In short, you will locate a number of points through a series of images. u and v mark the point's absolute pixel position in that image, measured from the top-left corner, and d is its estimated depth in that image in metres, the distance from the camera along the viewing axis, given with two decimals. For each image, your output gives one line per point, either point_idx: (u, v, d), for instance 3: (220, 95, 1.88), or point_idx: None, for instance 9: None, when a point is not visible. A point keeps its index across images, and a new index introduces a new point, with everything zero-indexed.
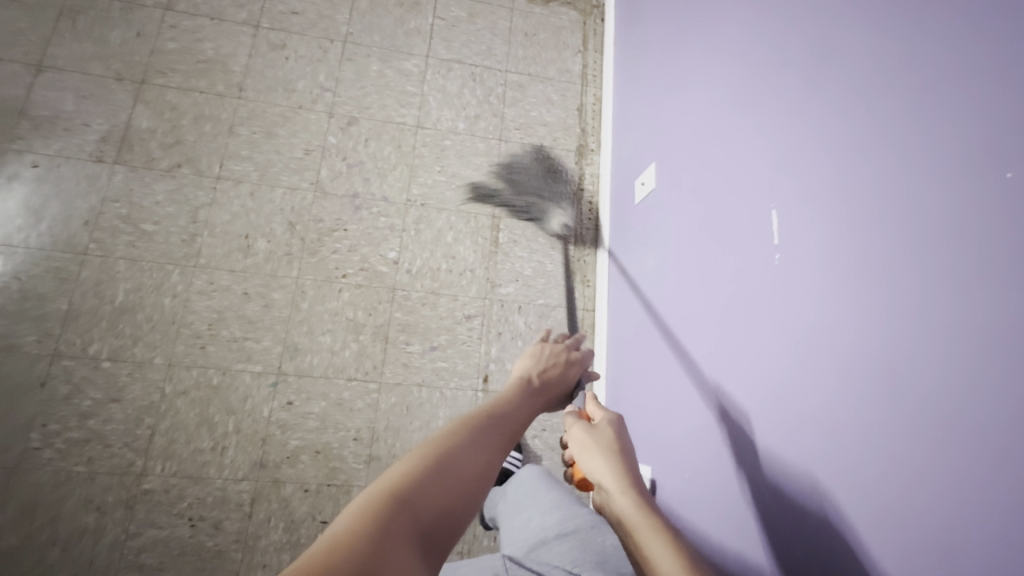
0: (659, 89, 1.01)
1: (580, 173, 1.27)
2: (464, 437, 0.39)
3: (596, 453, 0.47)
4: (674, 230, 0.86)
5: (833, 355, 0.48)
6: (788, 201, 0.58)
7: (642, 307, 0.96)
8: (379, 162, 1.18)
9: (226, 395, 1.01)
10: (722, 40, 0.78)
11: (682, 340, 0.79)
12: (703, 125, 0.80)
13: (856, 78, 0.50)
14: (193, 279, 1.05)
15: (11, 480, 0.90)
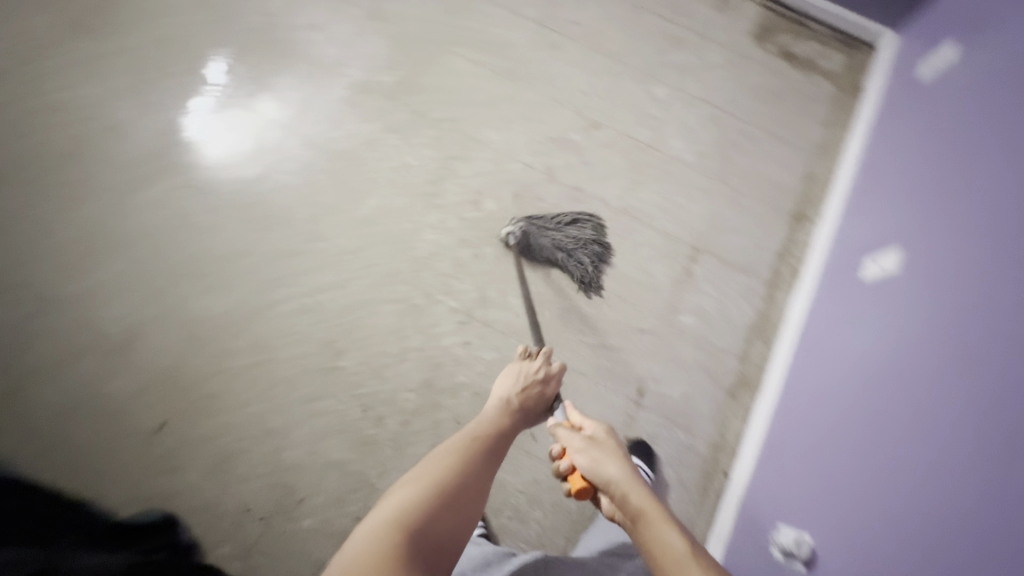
0: (873, 203, 1.11)
1: (792, 234, 1.26)
2: (445, 478, 0.70)
3: (594, 465, 0.70)
4: (801, 353, 1.09)
5: (867, 501, 0.77)
6: (875, 391, 0.86)
7: (813, 382, 1.01)
8: (606, 167, 1.28)
9: (421, 316, 1.14)
10: (880, 242, 1.02)
11: (778, 437, 1.03)
12: (844, 294, 1.05)
13: (936, 345, 0.78)
14: (428, 213, 1.21)
15: (256, 318, 1.12)
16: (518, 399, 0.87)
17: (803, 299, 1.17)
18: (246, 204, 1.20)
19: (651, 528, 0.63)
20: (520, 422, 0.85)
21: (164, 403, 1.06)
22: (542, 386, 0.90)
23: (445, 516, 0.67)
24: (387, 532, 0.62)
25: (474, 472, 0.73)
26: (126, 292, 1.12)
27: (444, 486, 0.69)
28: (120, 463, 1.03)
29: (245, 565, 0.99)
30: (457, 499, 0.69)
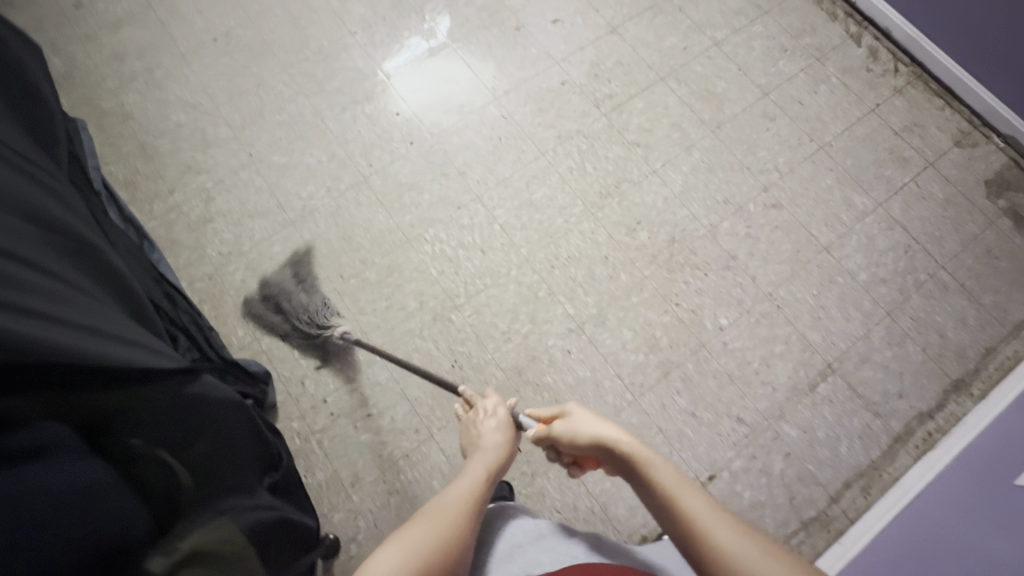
0: None
1: (941, 401, 1.13)
2: (418, 540, 0.60)
3: (573, 429, 0.72)
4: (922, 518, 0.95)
5: None
6: None
7: (900, 558, 0.91)
8: (771, 249, 1.24)
9: (537, 308, 1.18)
10: None
11: None
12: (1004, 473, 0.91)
13: None
14: (584, 221, 1.25)
15: (401, 245, 1.23)
16: (486, 439, 0.82)
17: (925, 471, 1.04)
18: (436, 148, 1.31)
19: (648, 474, 0.61)
20: (491, 460, 0.78)
21: (302, 281, 1.20)
22: (495, 418, 0.87)
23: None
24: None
25: (453, 529, 0.63)
26: (314, 179, 1.28)
27: (420, 559, 0.58)
28: (250, 313, 1.17)
29: (301, 446, 1.08)
30: (436, 568, 0.58)
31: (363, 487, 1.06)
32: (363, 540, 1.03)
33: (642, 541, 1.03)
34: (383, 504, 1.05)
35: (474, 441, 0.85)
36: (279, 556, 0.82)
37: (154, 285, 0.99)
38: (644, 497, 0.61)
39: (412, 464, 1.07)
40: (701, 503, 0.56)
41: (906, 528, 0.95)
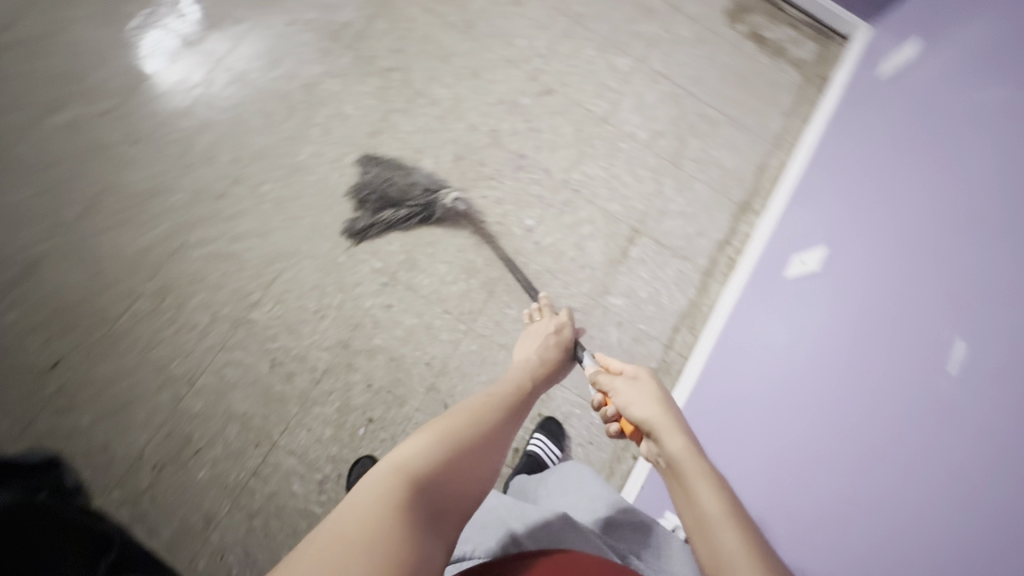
0: (810, 198, 1.10)
1: (733, 226, 1.23)
2: (458, 425, 0.61)
3: (630, 400, 0.69)
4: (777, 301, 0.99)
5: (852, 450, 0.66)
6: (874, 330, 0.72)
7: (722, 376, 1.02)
8: (554, 136, 1.23)
9: (344, 273, 1.10)
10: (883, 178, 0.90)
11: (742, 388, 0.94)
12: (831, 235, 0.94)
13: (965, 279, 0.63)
14: (362, 168, 1.15)
15: (166, 260, 1.07)
16: (538, 354, 0.87)
17: (733, 291, 1.16)
18: (168, 138, 1.12)
19: (687, 487, 0.56)
20: (537, 373, 0.82)
21: (62, 341, 1.02)
22: (558, 337, 0.92)
23: (464, 468, 0.57)
24: (389, 480, 0.52)
25: (493, 425, 0.64)
26: (28, 221, 1.05)
27: (461, 437, 0.60)
28: (10, 399, 0.98)
29: (133, 512, 0.96)
30: (474, 450, 0.59)
31: (220, 523, 0.98)
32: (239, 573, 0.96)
33: (515, 452, 1.07)
34: (248, 531, 0.98)
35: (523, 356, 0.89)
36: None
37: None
38: (682, 508, 0.56)
39: (266, 479, 1.00)
40: (738, 541, 0.50)
41: (727, 345, 1.07)
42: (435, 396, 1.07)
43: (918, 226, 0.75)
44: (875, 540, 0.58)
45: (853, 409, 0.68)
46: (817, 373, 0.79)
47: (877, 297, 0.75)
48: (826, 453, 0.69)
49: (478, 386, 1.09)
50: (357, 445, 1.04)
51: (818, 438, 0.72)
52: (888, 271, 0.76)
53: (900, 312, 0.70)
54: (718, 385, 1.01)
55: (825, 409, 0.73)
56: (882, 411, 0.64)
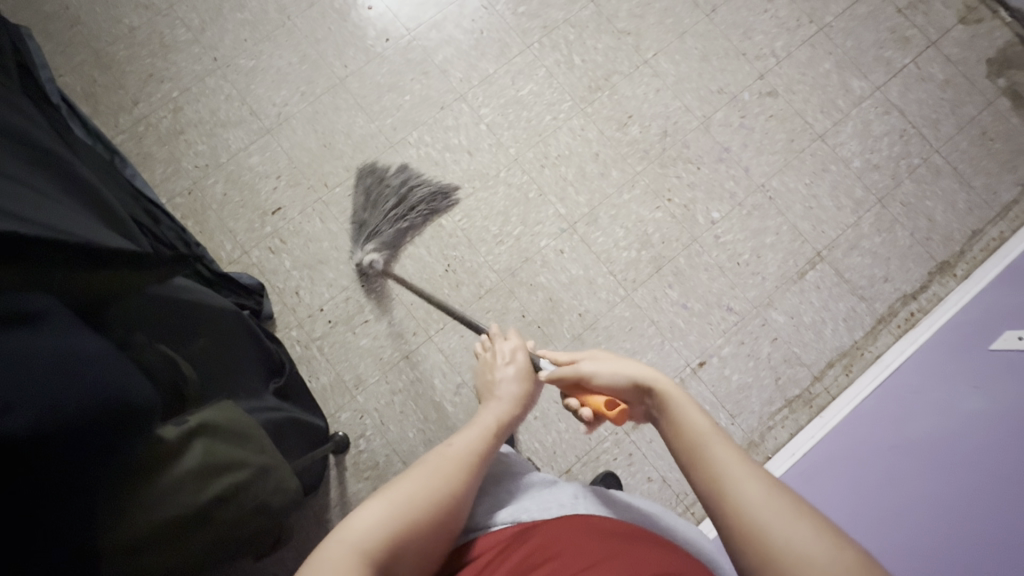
0: None
1: (924, 283, 1.16)
2: (416, 491, 0.55)
3: (602, 368, 0.66)
4: (912, 372, 1.04)
5: (914, 535, 0.80)
6: (959, 443, 0.82)
7: (859, 415, 1.04)
8: (765, 140, 1.21)
9: (530, 209, 1.16)
10: None
11: (837, 437, 1.03)
12: (966, 339, 1.00)
13: None
14: (574, 117, 1.20)
15: (385, 151, 1.18)
16: (501, 391, 0.78)
17: (899, 348, 1.11)
18: (414, 42, 1.23)
19: (678, 422, 0.56)
20: (505, 411, 0.73)
21: (286, 192, 1.16)
22: (513, 365, 0.81)
23: (421, 537, 0.53)
24: (342, 559, 0.47)
25: (457, 490, 0.57)
26: (287, 84, 1.21)
27: (417, 502, 0.54)
28: (236, 227, 1.15)
29: (303, 353, 1.10)
30: (428, 517, 0.54)
31: (366, 388, 1.09)
32: (371, 436, 1.08)
33: (636, 424, 1.10)
34: (387, 403, 1.09)
35: (489, 386, 0.80)
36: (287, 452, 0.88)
37: (129, 200, 0.94)
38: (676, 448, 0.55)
39: (413, 365, 1.10)
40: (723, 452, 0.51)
41: (876, 388, 1.06)
42: (578, 346, 1.12)
43: (963, 373, 0.92)
44: None
45: (872, 496, 0.88)
46: (849, 461, 0.96)
47: (914, 418, 0.93)
48: (849, 526, 0.88)
49: (620, 351, 1.12)
50: None
51: (841, 510, 0.91)
52: (926, 402, 0.94)
53: (928, 433, 0.88)
54: (837, 420, 1.06)
55: (906, 505, 0.83)
56: (897, 505, 0.84)
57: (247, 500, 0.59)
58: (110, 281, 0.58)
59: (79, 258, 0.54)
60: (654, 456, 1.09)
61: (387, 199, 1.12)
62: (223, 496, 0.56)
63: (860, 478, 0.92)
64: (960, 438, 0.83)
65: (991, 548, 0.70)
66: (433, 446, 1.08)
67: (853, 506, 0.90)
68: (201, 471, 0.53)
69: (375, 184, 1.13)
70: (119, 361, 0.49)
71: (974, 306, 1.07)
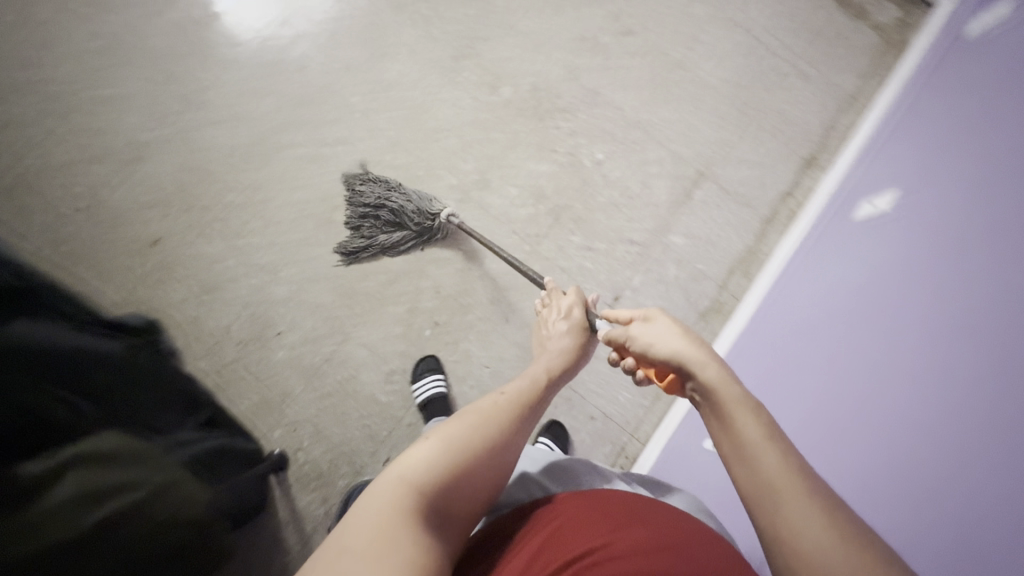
0: (890, 141, 1.08)
1: (797, 180, 1.25)
2: (465, 433, 0.60)
3: (649, 339, 0.67)
4: (808, 252, 1.08)
5: (809, 376, 0.76)
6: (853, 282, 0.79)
7: (768, 303, 1.08)
8: (630, 77, 1.26)
9: (421, 187, 1.16)
10: (884, 169, 1.01)
11: (762, 320, 1.06)
12: (838, 212, 1.07)
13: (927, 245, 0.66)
14: (445, 89, 1.21)
15: (261, 158, 1.14)
16: (553, 352, 0.83)
17: (837, 230, 1.03)
18: (267, 43, 1.19)
19: (727, 414, 0.54)
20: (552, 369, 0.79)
21: (164, 222, 1.10)
22: (567, 320, 0.89)
23: (467, 478, 0.58)
24: (395, 492, 0.54)
25: (503, 432, 0.63)
26: (139, 110, 1.14)
27: (468, 446, 0.59)
28: (117, 268, 1.07)
29: (220, 381, 1.05)
30: (479, 455, 0.60)
31: (295, 400, 1.06)
32: (310, 446, 1.05)
33: None
34: (320, 409, 1.06)
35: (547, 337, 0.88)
36: (210, 483, 0.83)
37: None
38: (718, 435, 0.55)
39: (337, 365, 1.08)
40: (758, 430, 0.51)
41: (775, 278, 1.13)
42: (497, 309, 1.13)
43: (913, 202, 0.76)
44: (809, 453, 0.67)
45: (843, 369, 0.68)
46: (813, 346, 0.79)
47: (873, 267, 0.75)
48: (867, 444, 0.59)
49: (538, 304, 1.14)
50: (422, 344, 1.10)
51: (814, 401, 0.71)
52: (880, 247, 0.77)
53: (889, 275, 0.70)
54: (763, 308, 1.09)
55: (807, 351, 0.80)
56: (868, 366, 0.64)
57: (145, 521, 0.58)
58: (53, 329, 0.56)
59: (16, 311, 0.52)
60: (592, 394, 1.12)
61: (365, 222, 1.10)
62: (111, 520, 0.54)
63: (828, 356, 0.73)
64: (923, 263, 0.64)
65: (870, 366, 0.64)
66: (376, 439, 1.06)
67: (823, 391, 0.70)
68: (75, 500, 0.51)
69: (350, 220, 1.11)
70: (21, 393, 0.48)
71: (903, 157, 0.96)
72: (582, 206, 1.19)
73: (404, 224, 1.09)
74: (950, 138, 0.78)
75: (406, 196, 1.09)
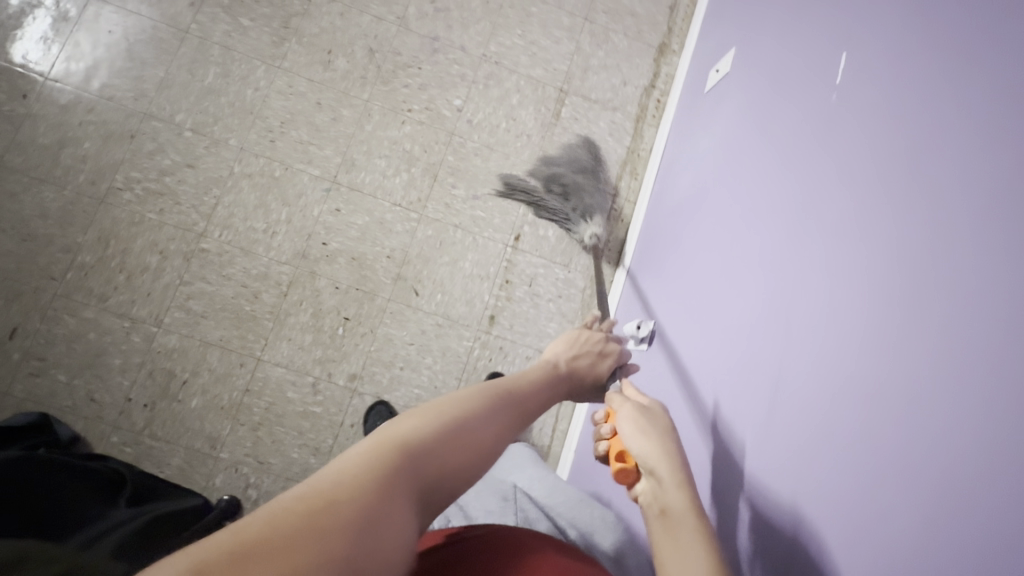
0: (722, 8, 1.10)
1: (655, 70, 1.26)
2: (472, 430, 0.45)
3: (635, 432, 0.53)
4: (687, 152, 1.02)
5: (729, 330, 0.67)
6: (761, 214, 0.68)
7: (657, 203, 1.10)
8: (463, 13, 1.21)
9: (284, 187, 1.09)
10: (722, 39, 1.04)
11: (664, 243, 0.98)
12: (693, 93, 1.10)
13: (850, 173, 0.54)
14: (276, 78, 1.12)
15: (97, 208, 1.03)
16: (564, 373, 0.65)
17: (719, 147, 0.88)
18: (59, 83, 1.06)
19: (673, 541, 0.43)
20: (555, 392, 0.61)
21: (12, 308, 0.99)
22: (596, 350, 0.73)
23: (446, 485, 0.41)
24: (383, 455, 0.38)
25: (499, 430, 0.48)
26: None
27: (462, 429, 0.45)
28: None
29: (137, 451, 0.98)
30: (477, 449, 0.45)
31: (226, 442, 1.01)
32: (258, 480, 1.01)
33: (491, 319, 1.12)
34: (255, 442, 1.02)
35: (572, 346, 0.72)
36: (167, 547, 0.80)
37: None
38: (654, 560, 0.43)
39: (259, 393, 1.03)
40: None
41: (657, 176, 1.15)
42: (404, 285, 1.10)
43: (842, 141, 0.57)
44: (739, 422, 0.59)
45: (794, 381, 0.53)
46: (733, 290, 0.69)
47: (807, 225, 0.58)
48: (813, 450, 0.48)
49: (443, 267, 1.12)
50: (339, 345, 1.07)
51: (753, 396, 0.58)
52: (808, 199, 0.60)
53: (833, 250, 0.53)
54: (661, 223, 1.03)
55: (724, 296, 0.71)
56: (830, 391, 0.48)
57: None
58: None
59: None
60: (521, 336, 1.13)
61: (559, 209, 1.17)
62: None
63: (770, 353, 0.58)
64: (879, 241, 0.47)
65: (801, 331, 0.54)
66: (322, 451, 1.03)
67: (763, 385, 0.57)
68: None
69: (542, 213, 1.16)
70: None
71: (779, 50, 0.79)
72: (455, 157, 1.16)
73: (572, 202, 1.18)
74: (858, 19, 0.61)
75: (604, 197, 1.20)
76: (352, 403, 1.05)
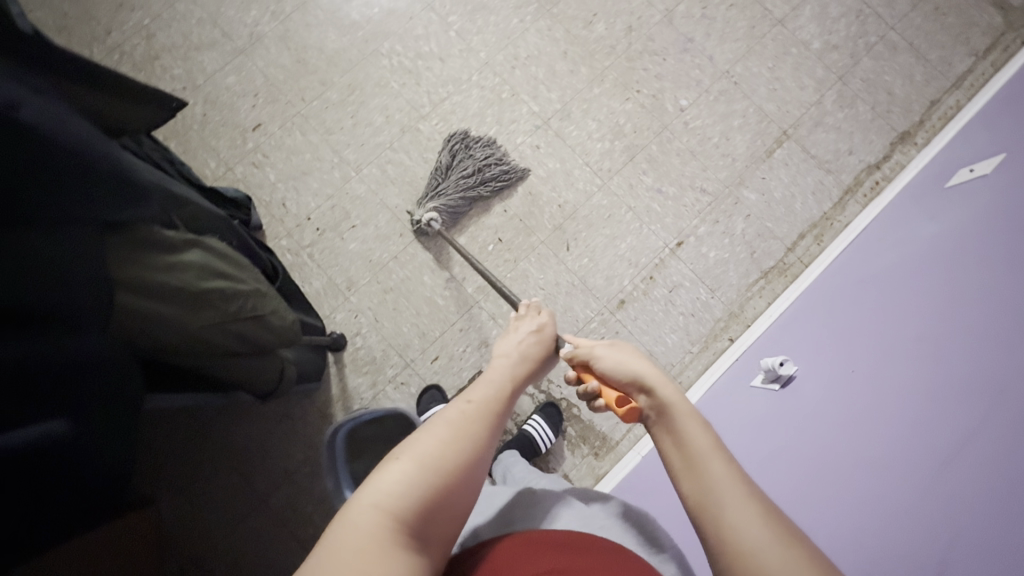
0: (1004, 113, 1.02)
1: (887, 153, 1.21)
2: (441, 451, 0.49)
3: (620, 359, 0.62)
4: (872, 236, 1.06)
5: (779, 422, 0.85)
6: (835, 354, 0.84)
7: (828, 268, 1.10)
8: (726, 28, 1.24)
9: (504, 109, 1.20)
10: (993, 139, 0.96)
11: (796, 306, 1.08)
12: (930, 183, 1.04)
13: (901, 368, 0.69)
14: (540, 19, 1.23)
15: (358, 63, 1.20)
16: (517, 354, 0.68)
17: (893, 257, 0.92)
18: None
19: (674, 428, 0.52)
20: (521, 373, 0.65)
21: (264, 108, 1.18)
22: (540, 335, 0.73)
23: (437, 514, 0.47)
24: (371, 518, 0.43)
25: (479, 443, 0.51)
26: (256, 4, 1.21)
27: (444, 466, 0.48)
28: (219, 145, 1.16)
29: (295, 261, 1.13)
30: (455, 508, 0.49)
31: (359, 289, 1.13)
32: (367, 332, 1.12)
33: (620, 303, 1.14)
34: (380, 301, 1.13)
35: (500, 343, 0.71)
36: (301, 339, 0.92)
37: (155, 144, 0.93)
38: (666, 448, 0.52)
39: (403, 263, 1.14)
40: (726, 471, 0.47)
41: (844, 241, 1.13)
42: (560, 235, 1.16)
43: (930, 356, 0.66)
44: (767, 482, 0.79)
45: (834, 504, 0.66)
46: (795, 395, 0.86)
47: (861, 386, 0.74)
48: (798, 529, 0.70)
49: (600, 238, 1.16)
50: (483, 258, 1.15)
51: (777, 481, 0.78)
52: (871, 367, 0.75)
53: (893, 445, 0.62)
54: (806, 286, 1.11)
55: (792, 394, 0.86)
56: (849, 518, 0.63)
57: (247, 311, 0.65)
58: (86, 98, 0.53)
59: (66, 64, 0.50)
60: (640, 331, 1.14)
61: (462, 168, 1.12)
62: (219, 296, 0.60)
63: (821, 470, 0.71)
64: (933, 458, 0.57)
65: (819, 452, 0.73)
66: (428, 337, 1.12)
67: (783, 478, 0.77)
68: (200, 265, 0.58)
69: (469, 175, 1.12)
70: (111, 148, 0.50)
71: (957, 219, 0.84)
72: (658, 149, 1.19)
73: (487, 175, 1.13)
74: (994, 250, 0.68)
75: (499, 175, 1.14)
76: (470, 311, 1.13)
